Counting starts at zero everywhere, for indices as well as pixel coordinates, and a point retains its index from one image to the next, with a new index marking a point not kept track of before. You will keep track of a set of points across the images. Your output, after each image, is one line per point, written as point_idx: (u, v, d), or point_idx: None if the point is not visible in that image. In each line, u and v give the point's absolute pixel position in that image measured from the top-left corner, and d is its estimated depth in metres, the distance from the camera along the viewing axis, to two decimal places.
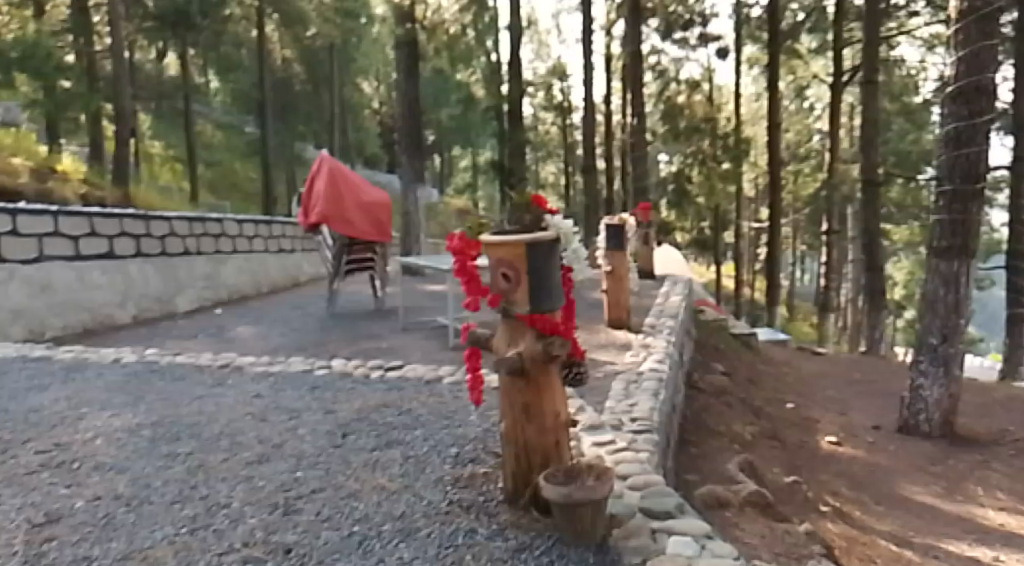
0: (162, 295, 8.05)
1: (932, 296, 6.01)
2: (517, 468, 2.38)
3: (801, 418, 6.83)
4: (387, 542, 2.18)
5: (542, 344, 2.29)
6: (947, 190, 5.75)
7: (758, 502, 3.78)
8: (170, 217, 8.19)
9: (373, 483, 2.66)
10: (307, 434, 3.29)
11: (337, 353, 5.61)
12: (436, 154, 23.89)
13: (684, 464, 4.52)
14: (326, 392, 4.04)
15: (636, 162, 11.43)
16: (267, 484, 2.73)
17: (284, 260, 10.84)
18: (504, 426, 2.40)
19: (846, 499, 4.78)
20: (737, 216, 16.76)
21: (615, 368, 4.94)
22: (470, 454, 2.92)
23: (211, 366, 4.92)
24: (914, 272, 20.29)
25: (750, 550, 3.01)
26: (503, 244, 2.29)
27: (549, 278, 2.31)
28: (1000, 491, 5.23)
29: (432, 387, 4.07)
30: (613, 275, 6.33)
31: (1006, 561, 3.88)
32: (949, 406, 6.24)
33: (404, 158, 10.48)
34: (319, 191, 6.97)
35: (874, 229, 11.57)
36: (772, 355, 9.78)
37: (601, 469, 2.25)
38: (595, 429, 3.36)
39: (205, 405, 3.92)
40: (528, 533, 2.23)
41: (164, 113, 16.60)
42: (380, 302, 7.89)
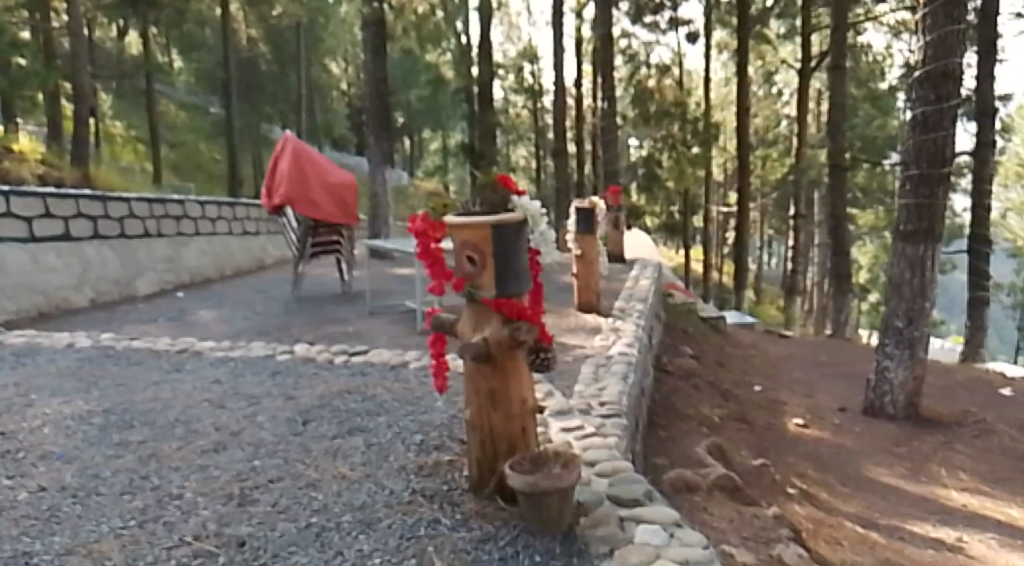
0: (121, 278, 7.81)
1: (897, 280, 6.07)
2: (482, 457, 2.31)
3: (768, 401, 6.89)
4: (347, 533, 2.11)
5: (508, 329, 2.21)
6: (914, 174, 5.80)
7: (727, 486, 3.78)
8: (128, 198, 7.94)
9: (334, 472, 2.57)
10: (266, 422, 3.18)
11: (302, 337, 5.48)
12: (406, 135, 23.60)
13: (653, 447, 4.51)
14: (288, 377, 3.93)
15: (606, 146, 11.39)
16: (223, 474, 2.62)
17: (249, 243, 10.61)
18: (470, 413, 2.33)
19: (812, 481, 4.82)
20: (706, 201, 16.87)
21: (584, 352, 4.89)
22: (435, 442, 2.84)
23: (170, 351, 4.77)
24: (877, 256, 20.66)
25: (719, 536, 3.00)
26: (467, 226, 2.21)
27: (516, 261, 2.23)
28: (962, 472, 5.32)
29: (398, 372, 3.99)
30: (583, 259, 6.28)
31: (969, 541, 3.94)
32: (912, 388, 6.33)
33: (372, 139, 10.29)
34: (283, 172, 6.82)
35: (839, 213, 11.73)
36: (740, 338, 9.86)
37: (568, 457, 2.19)
38: (563, 414, 3.30)
39: (161, 391, 3.78)
40: (493, 523, 2.16)
41: (125, 93, 16.11)
42: (347, 286, 7.75)
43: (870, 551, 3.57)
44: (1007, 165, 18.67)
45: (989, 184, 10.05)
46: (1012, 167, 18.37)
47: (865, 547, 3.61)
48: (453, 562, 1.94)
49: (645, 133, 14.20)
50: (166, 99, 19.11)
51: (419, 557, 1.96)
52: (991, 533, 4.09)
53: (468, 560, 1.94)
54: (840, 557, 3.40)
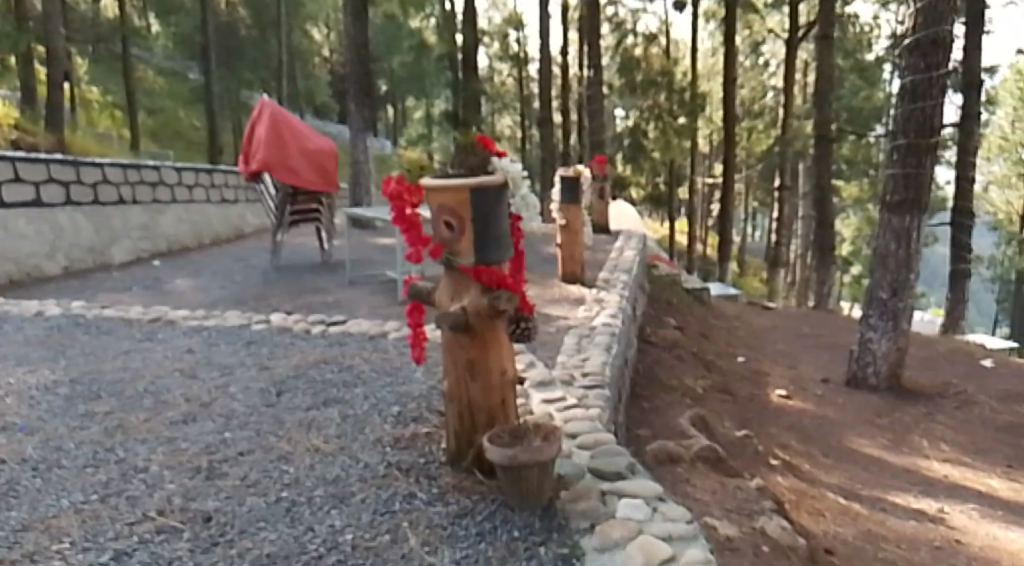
0: (95, 245, 7.61)
1: (883, 251, 6.04)
2: (460, 429, 2.23)
3: (751, 372, 6.89)
4: (318, 508, 2.03)
5: (487, 297, 2.11)
6: (902, 144, 5.74)
7: (710, 457, 3.75)
8: (102, 163, 7.69)
9: (306, 444, 2.49)
10: (238, 393, 3.08)
11: (280, 307, 5.37)
12: (389, 104, 23.20)
13: (636, 418, 4.47)
14: (263, 347, 3.82)
15: (592, 115, 11.22)
16: (191, 446, 2.53)
17: (227, 211, 10.37)
18: (447, 384, 2.24)
19: (795, 452, 4.83)
20: (691, 172, 16.76)
21: (567, 322, 4.83)
22: (413, 414, 2.75)
23: (142, 320, 4.63)
24: (860, 229, 20.72)
25: (701, 508, 2.99)
26: (445, 189, 2.10)
27: (496, 227, 2.13)
28: (944, 443, 5.35)
29: (376, 342, 3.89)
30: (567, 228, 6.16)
31: (950, 512, 3.96)
32: (895, 359, 6.34)
33: (353, 105, 10.03)
34: (260, 137, 6.61)
35: (825, 185, 11.67)
36: (724, 310, 9.84)
37: (548, 429, 2.11)
38: (544, 386, 3.23)
39: (131, 361, 3.66)
40: (471, 497, 2.09)
41: (101, 58, 15.65)
42: (327, 255, 7.61)
43: (852, 522, 3.58)
44: (990, 138, 18.71)
45: (974, 157, 10.02)
46: (995, 141, 18.41)
47: (847, 518, 3.62)
48: (428, 537, 1.87)
49: (631, 103, 14.01)
50: (143, 63, 18.58)
51: (394, 533, 1.89)
52: (972, 504, 4.11)
53: (444, 536, 1.88)
54: (822, 529, 3.41)
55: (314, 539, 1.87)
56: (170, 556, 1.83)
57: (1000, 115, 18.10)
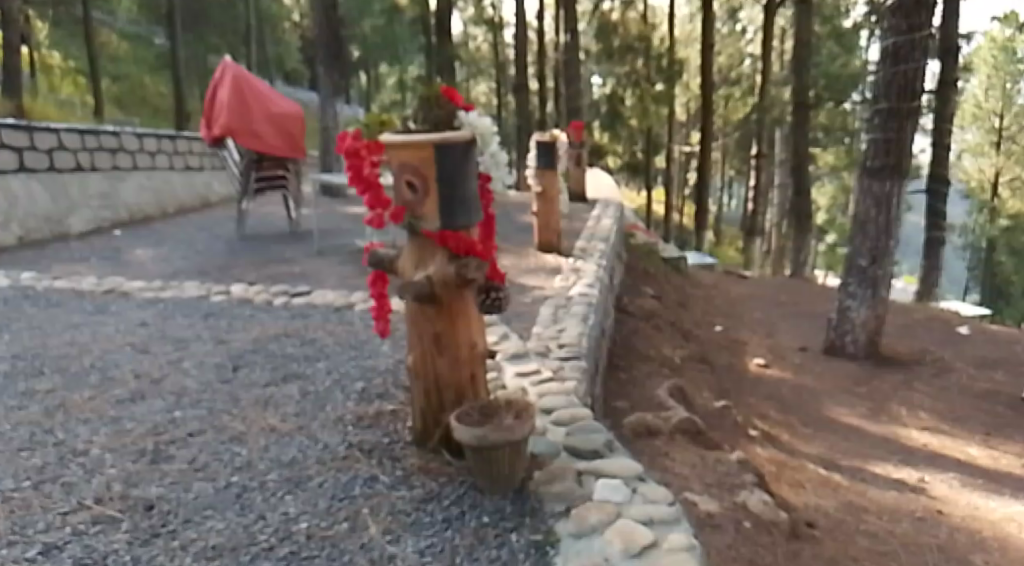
0: (52, 214, 7.27)
1: (862, 217, 5.97)
2: (427, 408, 2.07)
3: (729, 341, 6.85)
4: (271, 494, 1.87)
5: (455, 265, 1.94)
6: (883, 108, 5.64)
7: (689, 429, 3.67)
8: (58, 128, 7.32)
9: (262, 424, 2.31)
10: (193, 368, 2.89)
11: (244, 277, 5.15)
12: (362, 71, 22.58)
13: (613, 390, 4.36)
14: (221, 320, 3.62)
15: (569, 81, 10.97)
16: (136, 427, 2.33)
17: (192, 178, 9.99)
18: (412, 358, 2.07)
19: (775, 423, 4.87)
20: (669, 140, 16.54)
21: (543, 292, 4.68)
22: (378, 390, 2.59)
23: (95, 292, 4.38)
24: (836, 196, 20.79)
25: (681, 482, 2.94)
26: (407, 145, 1.91)
27: (464, 188, 1.95)
28: (921, 411, 5.40)
29: (342, 314, 3.70)
30: (543, 196, 5.98)
31: (929, 481, 4.03)
32: (874, 326, 6.32)
33: (321, 70, 9.64)
34: (223, 101, 6.24)
35: (802, 153, 11.59)
36: (701, 279, 9.76)
37: (521, 406, 1.96)
38: (518, 358, 3.08)
39: (79, 335, 3.42)
40: (437, 479, 1.94)
41: (59, 20, 14.92)
42: (295, 224, 7.36)
43: (832, 494, 3.65)
44: (965, 106, 18.74)
45: (950, 125, 9.98)
46: (969, 109, 18.45)
47: (827, 490, 3.70)
48: (389, 525, 1.72)
49: (608, 69, 13.69)
50: (105, 27, 17.81)
51: (352, 521, 1.73)
52: (952, 474, 4.17)
53: (406, 523, 1.73)
54: (803, 501, 3.46)
55: (265, 529, 1.71)
56: (104, 550, 1.65)
57: (974, 83, 18.15)
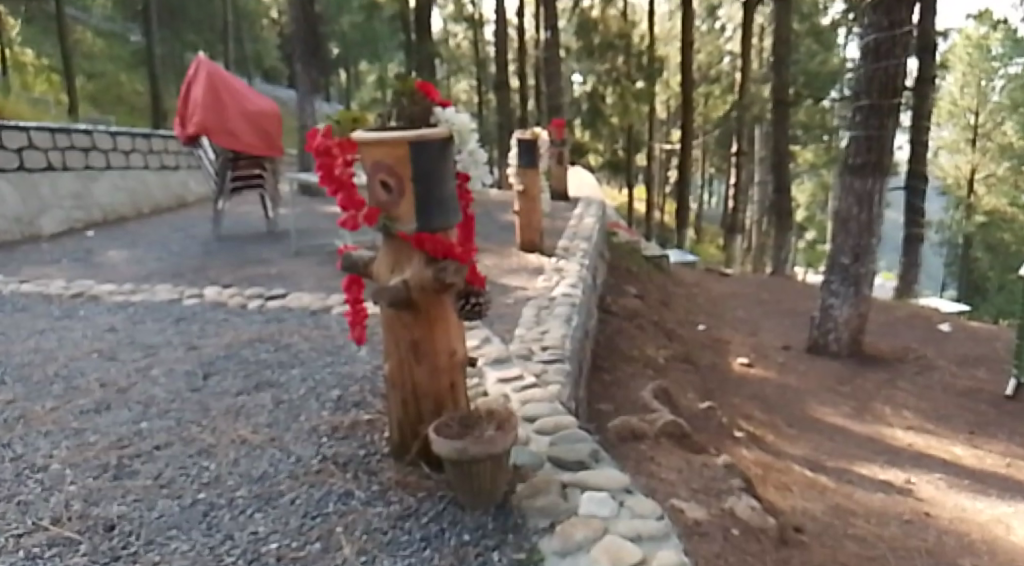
0: (22, 215, 7.06)
1: (845, 214, 5.95)
2: (404, 419, 1.99)
3: (712, 340, 6.83)
4: (240, 512, 1.76)
5: (432, 269, 1.85)
6: (864, 104, 5.63)
7: (674, 433, 3.64)
8: (27, 127, 7.14)
9: (233, 435, 2.21)
10: (161, 376, 2.77)
11: (219, 279, 5.01)
12: (342, 69, 22.31)
13: (597, 392, 4.29)
14: (193, 324, 3.50)
15: (550, 79, 10.88)
16: (100, 440, 2.20)
17: (167, 178, 9.76)
18: (388, 367, 1.99)
19: (759, 423, 4.94)
20: (650, 137, 16.50)
21: (525, 293, 4.60)
22: (354, 398, 2.49)
23: (62, 296, 4.22)
24: (816, 193, 20.91)
25: (667, 489, 2.92)
26: (380, 143, 1.82)
27: (441, 188, 1.86)
28: (905, 411, 5.49)
29: (318, 318, 3.60)
30: (524, 195, 5.89)
31: (916, 482, 4.17)
32: (857, 325, 6.33)
33: (298, 68, 9.47)
34: (196, 99, 6.12)
35: (782, 151, 11.61)
36: (684, 277, 9.73)
37: (503, 416, 1.88)
38: (500, 363, 3.00)
39: (44, 341, 3.27)
40: (416, 494, 1.85)
41: (29, 16, 14.56)
42: (273, 224, 7.22)
43: (819, 497, 3.74)
44: (941, 104, 18.94)
45: (927, 122, 10.02)
46: (945, 106, 18.68)
47: (815, 493, 3.79)
48: (365, 545, 1.62)
49: (588, 67, 13.58)
50: (79, 24, 17.42)
51: (326, 540, 1.64)
52: (938, 474, 4.32)
53: (383, 542, 1.64)
54: (790, 504, 3.52)
55: (233, 550, 1.60)
56: None
57: (950, 81, 18.44)
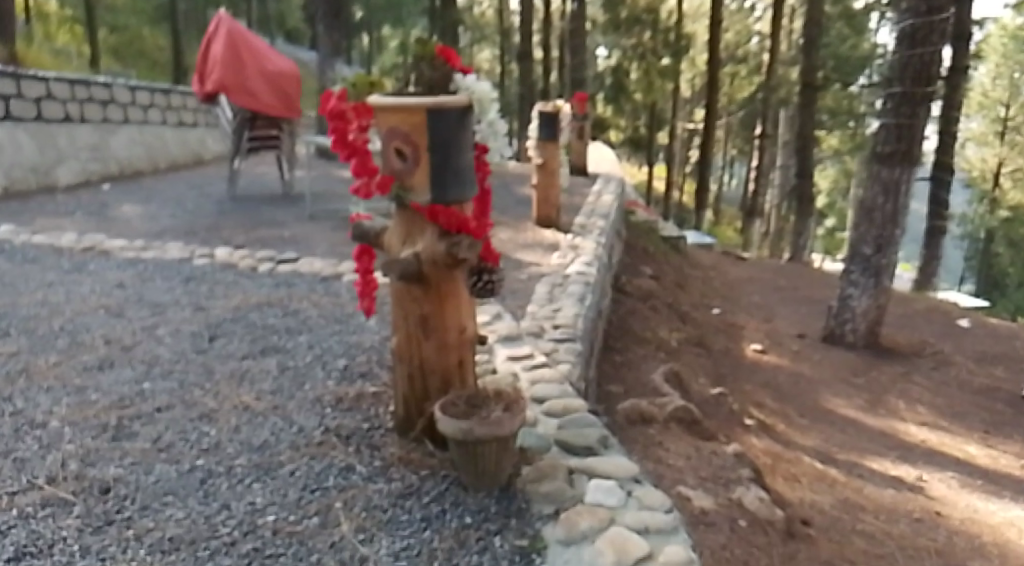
0: (38, 165, 7.04)
1: (869, 204, 5.80)
2: (410, 395, 1.93)
3: (726, 325, 6.74)
4: (238, 482, 1.72)
5: (445, 243, 1.78)
6: (897, 91, 5.46)
7: (685, 418, 3.60)
8: (46, 77, 7.11)
9: (235, 401, 2.17)
10: (167, 336, 2.73)
11: (232, 240, 4.97)
12: (364, 32, 22.05)
13: (607, 373, 4.23)
14: (202, 285, 3.46)
15: (574, 51, 10.67)
16: (102, 398, 2.17)
17: (186, 135, 9.67)
18: (396, 341, 1.93)
19: (770, 411, 4.89)
20: (673, 116, 16.22)
21: (539, 269, 4.52)
22: (361, 368, 2.45)
23: (73, 250, 4.19)
24: (838, 180, 20.58)
25: (675, 476, 2.89)
26: (397, 109, 1.74)
27: (458, 159, 1.78)
28: (920, 406, 5.42)
29: (329, 285, 3.55)
30: (543, 168, 5.78)
31: (927, 480, 4.11)
32: (875, 317, 6.23)
33: (320, 29, 9.33)
34: (216, 56, 6.03)
35: (807, 136, 11.37)
36: (700, 259, 9.60)
37: (512, 398, 1.82)
38: (511, 340, 2.94)
39: (52, 295, 3.24)
40: (419, 472, 1.80)
41: None
42: (288, 186, 7.16)
43: (829, 490, 3.69)
44: (972, 95, 18.51)
45: (957, 112, 9.76)
46: (976, 97, 18.25)
47: (824, 485, 3.74)
48: (363, 522, 1.57)
49: (614, 41, 13.31)
50: None
51: (324, 516, 1.59)
52: (951, 473, 4.25)
53: (382, 521, 1.59)
54: (798, 496, 3.49)
55: (229, 521, 1.56)
56: (52, 537, 1.48)
57: (983, 71, 17.98)
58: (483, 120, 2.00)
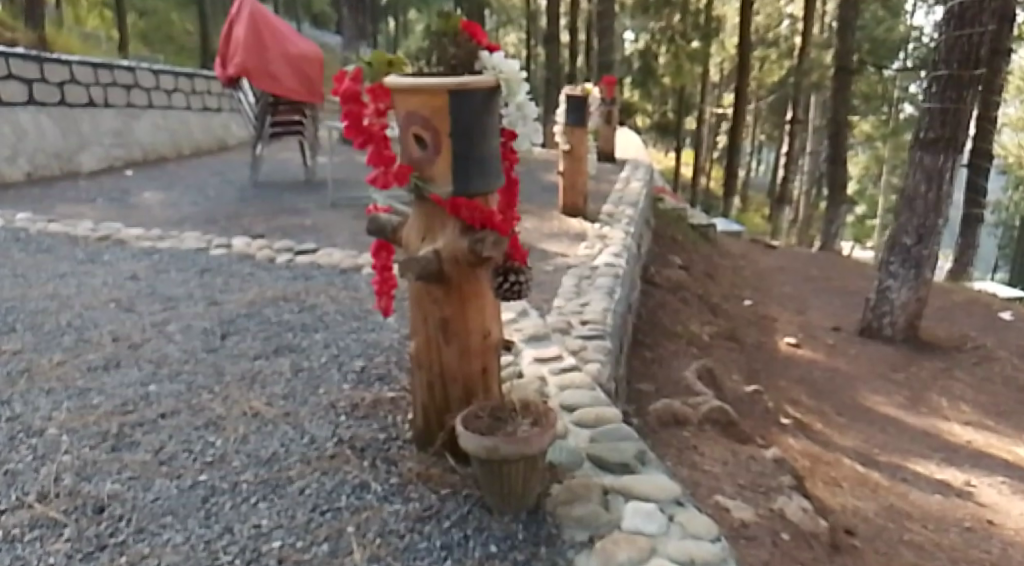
0: (61, 150, 6.99)
1: (911, 192, 5.52)
2: (430, 404, 1.77)
3: (758, 317, 6.50)
4: (241, 501, 1.59)
5: (468, 240, 1.62)
6: (941, 75, 5.18)
7: (720, 420, 3.42)
8: (69, 61, 7.06)
9: (245, 406, 2.04)
10: (178, 333, 2.61)
11: (251, 228, 4.85)
12: (389, 16, 21.78)
13: (637, 369, 4.06)
14: (217, 277, 3.34)
15: (601, 34, 10.35)
16: (105, 403, 2.06)
17: (210, 120, 9.56)
18: (415, 345, 1.77)
19: (807, 409, 4.68)
20: (702, 100, 15.82)
21: (566, 260, 4.34)
22: (379, 370, 2.30)
23: (89, 239, 4.09)
24: (869, 166, 19.99)
25: (712, 484, 2.72)
26: (416, 90, 1.56)
27: (482, 146, 1.61)
28: (963, 404, 5.17)
29: (348, 278, 3.40)
30: (571, 154, 5.57)
31: (977, 486, 3.87)
32: (915, 310, 5.96)
33: (344, 12, 9.15)
34: (238, 39, 5.87)
35: (841, 121, 10.96)
36: (730, 248, 9.33)
37: (542, 410, 1.65)
38: (539, 339, 2.76)
39: (64, 287, 3.14)
40: (439, 490, 1.64)
41: None
42: (310, 173, 7.04)
43: (872, 496, 3.49)
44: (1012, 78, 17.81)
45: (998, 96, 9.32)
46: (1015, 81, 17.57)
47: (866, 490, 3.54)
48: (377, 550, 1.42)
49: (642, 23, 12.96)
50: None
51: (335, 542, 1.45)
52: (1001, 477, 4.02)
53: (398, 549, 1.43)
54: (840, 503, 3.29)
55: (230, 547, 1.42)
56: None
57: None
58: (512, 104, 1.81)
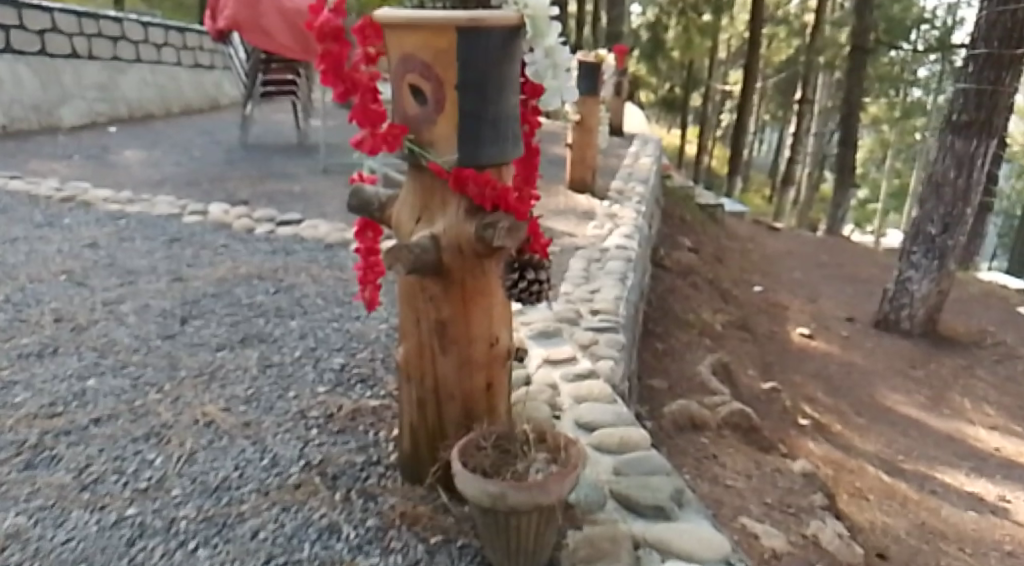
0: (41, 103, 6.53)
1: (938, 178, 5.14)
2: (421, 425, 1.43)
3: (770, 305, 6.17)
4: (174, 549, 1.22)
5: (476, 224, 1.26)
6: (979, 53, 4.78)
7: (741, 425, 3.10)
8: (51, 8, 6.59)
9: (198, 412, 1.70)
10: (131, 315, 2.26)
11: (234, 193, 4.47)
12: None
13: (647, 362, 3.73)
14: (186, 249, 2.97)
15: (611, 3, 9.87)
16: (29, 402, 1.71)
17: (201, 78, 9.07)
18: (405, 350, 1.42)
19: (824, 407, 4.38)
20: (710, 77, 15.29)
21: (573, 240, 3.98)
22: (360, 370, 1.96)
23: (51, 200, 3.70)
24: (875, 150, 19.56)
25: (736, 503, 2.40)
26: (416, 27, 1.19)
27: (499, 102, 1.25)
28: (987, 406, 4.87)
29: (332, 254, 3.04)
30: (580, 125, 5.18)
31: (1012, 502, 3.58)
32: (936, 303, 5.63)
33: None
34: None
35: (854, 101, 10.52)
36: (737, 229, 8.96)
37: (561, 443, 1.29)
38: (547, 335, 2.41)
39: (11, 254, 2.78)
40: (427, 539, 1.29)
41: None
42: (302, 136, 6.63)
43: (901, 511, 3.18)
44: None
45: None
46: None
47: (896, 504, 3.23)
48: None
49: None
50: None
51: None
52: None
53: None
54: (869, 519, 2.99)
55: None
56: None
57: None
58: (539, 48, 1.33)
